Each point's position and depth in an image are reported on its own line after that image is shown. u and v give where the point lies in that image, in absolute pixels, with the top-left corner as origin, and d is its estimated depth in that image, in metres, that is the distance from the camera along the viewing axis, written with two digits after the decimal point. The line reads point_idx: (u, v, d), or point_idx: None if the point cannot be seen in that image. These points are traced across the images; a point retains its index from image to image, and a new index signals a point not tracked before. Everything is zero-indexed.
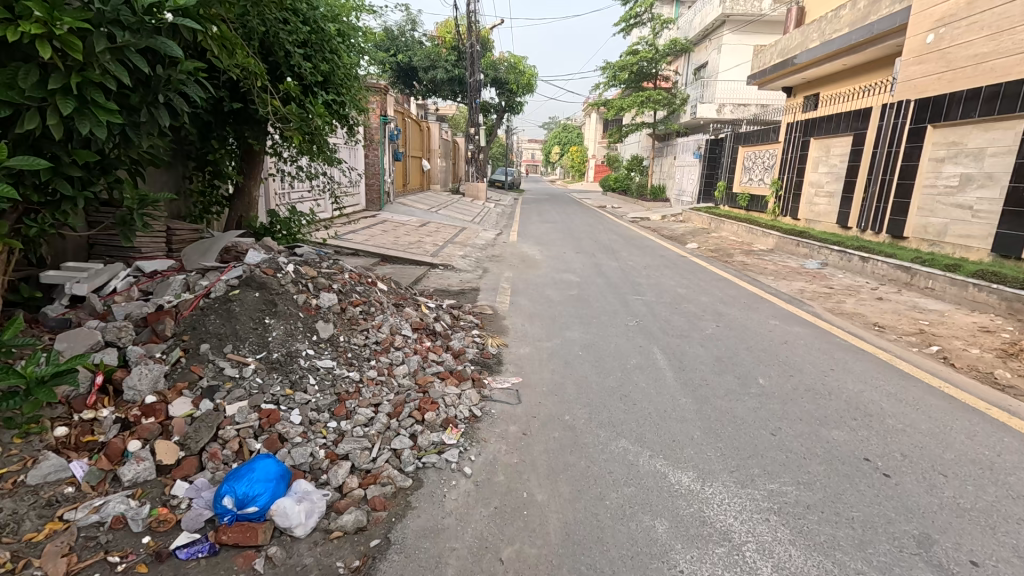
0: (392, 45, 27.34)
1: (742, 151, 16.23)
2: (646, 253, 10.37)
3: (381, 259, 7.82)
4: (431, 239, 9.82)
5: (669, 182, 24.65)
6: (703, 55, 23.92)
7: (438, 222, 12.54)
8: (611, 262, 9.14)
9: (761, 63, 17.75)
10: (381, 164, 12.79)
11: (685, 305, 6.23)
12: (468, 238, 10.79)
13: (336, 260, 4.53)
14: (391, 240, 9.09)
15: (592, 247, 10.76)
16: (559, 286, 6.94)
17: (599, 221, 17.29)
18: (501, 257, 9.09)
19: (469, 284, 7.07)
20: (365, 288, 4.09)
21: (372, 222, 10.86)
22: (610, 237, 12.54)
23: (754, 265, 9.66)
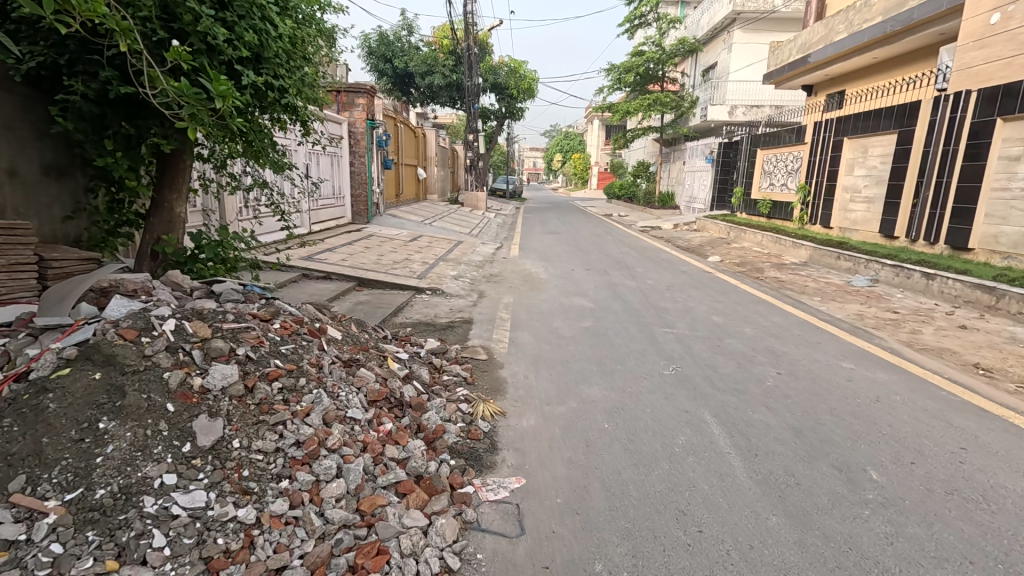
0: (388, 50, 26.51)
1: (761, 154, 15.02)
2: (666, 269, 9.15)
3: (357, 283, 6.66)
4: (421, 257, 8.64)
5: (678, 188, 23.50)
6: (711, 55, 22.82)
7: (431, 236, 11.38)
8: (627, 280, 7.93)
9: (777, 60, 16.60)
10: (368, 173, 11.68)
11: (727, 341, 5.00)
12: (464, 254, 9.60)
13: (268, 304, 3.32)
14: (373, 259, 7.92)
15: (603, 262, 9.55)
16: (569, 316, 5.72)
17: (607, 231, 16.14)
18: (500, 277, 7.90)
19: (460, 313, 5.88)
20: (299, 347, 2.86)
21: (356, 236, 9.71)
22: (622, 250, 11.34)
23: (791, 282, 8.42)
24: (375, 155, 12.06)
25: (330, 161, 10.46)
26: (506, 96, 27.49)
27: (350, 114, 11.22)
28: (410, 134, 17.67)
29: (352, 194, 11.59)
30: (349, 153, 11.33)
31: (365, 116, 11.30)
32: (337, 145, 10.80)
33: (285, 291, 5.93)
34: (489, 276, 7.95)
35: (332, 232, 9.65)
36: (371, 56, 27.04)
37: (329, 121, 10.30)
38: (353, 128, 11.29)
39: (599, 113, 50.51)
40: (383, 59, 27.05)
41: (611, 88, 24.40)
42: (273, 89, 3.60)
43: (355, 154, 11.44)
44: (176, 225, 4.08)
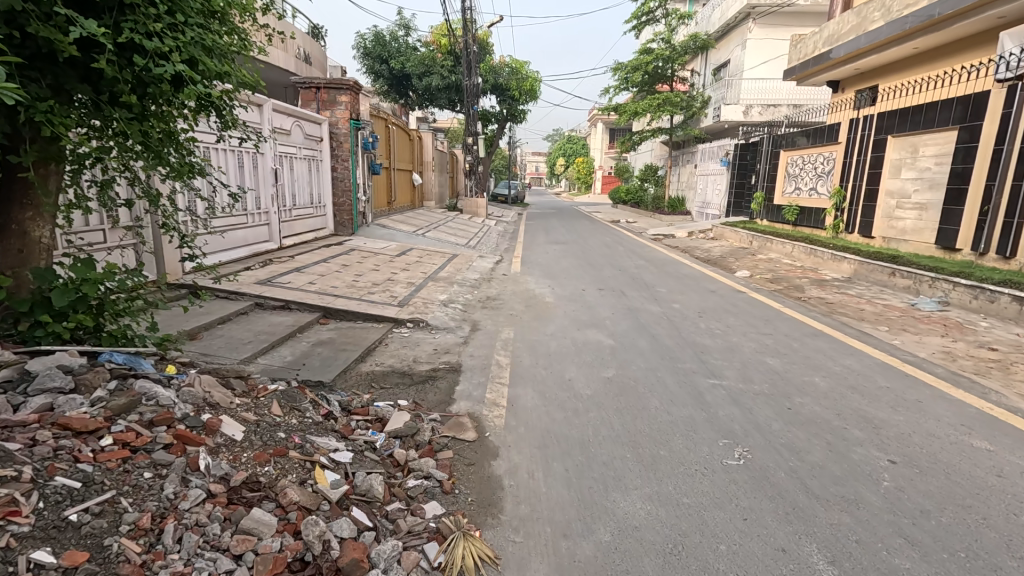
0: (385, 51, 25.53)
1: (785, 156, 13.81)
2: (691, 287, 7.90)
3: (322, 314, 5.44)
4: (407, 276, 7.41)
5: (690, 193, 22.26)
6: (724, 52, 21.62)
7: (423, 249, 10.19)
8: (649, 304, 6.70)
9: (799, 55, 15.39)
10: (353, 179, 10.49)
11: (799, 400, 3.74)
12: (458, 271, 8.39)
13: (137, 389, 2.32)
14: (348, 281, 6.69)
15: (618, 280, 8.32)
16: (584, 359, 4.49)
17: (616, 240, 14.90)
18: (499, 301, 6.68)
19: (447, 356, 4.64)
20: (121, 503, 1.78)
21: (335, 252, 8.51)
22: (637, 264, 10.11)
23: (841, 304, 7.17)
24: (362, 159, 10.89)
25: (307, 167, 9.27)
26: (507, 97, 26.33)
27: (331, 113, 10.04)
28: (404, 137, 16.48)
29: (335, 203, 10.39)
30: (330, 158, 10.15)
31: (349, 115, 10.11)
32: (315, 148, 9.61)
33: (228, 328, 4.71)
34: (485, 301, 6.71)
35: (309, 248, 8.45)
36: (366, 57, 25.96)
37: (305, 122, 9.13)
38: (335, 129, 10.11)
39: (604, 115, 49.38)
40: (378, 60, 25.97)
41: (617, 88, 23.24)
42: (157, 54, 2.44)
43: (337, 158, 10.25)
44: (30, 256, 2.76)
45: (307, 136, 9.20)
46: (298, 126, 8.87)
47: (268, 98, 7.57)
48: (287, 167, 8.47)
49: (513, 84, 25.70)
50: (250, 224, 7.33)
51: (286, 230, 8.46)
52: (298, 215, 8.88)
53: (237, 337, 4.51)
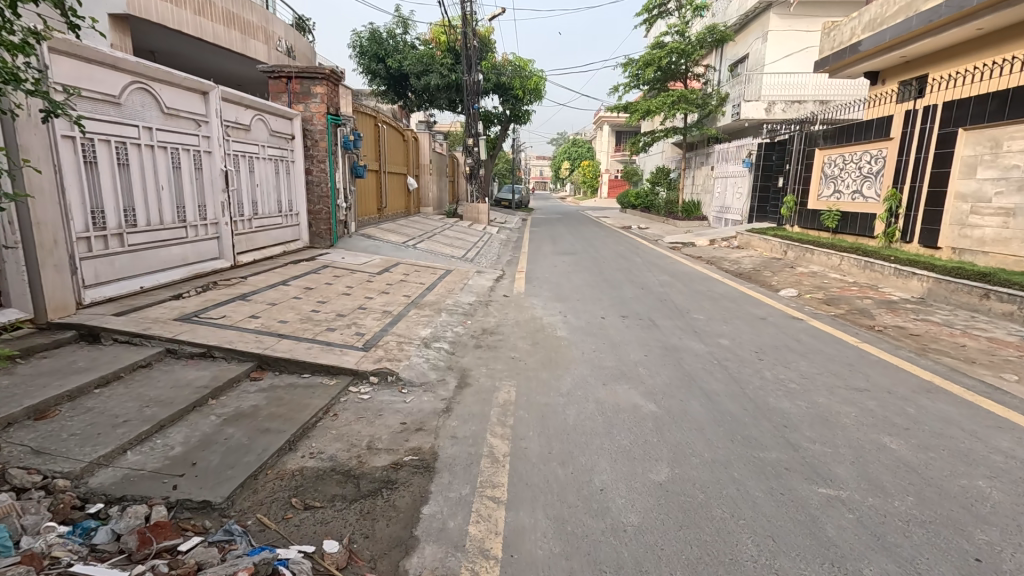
0: (381, 49, 24.38)
1: (821, 155, 12.38)
2: (734, 314, 6.43)
3: (255, 365, 4.02)
4: (384, 303, 6.00)
5: (706, 196, 20.82)
6: (743, 45, 20.23)
7: (412, 263, 8.80)
8: (689, 340, 5.23)
9: (832, 44, 13.94)
10: (334, 183, 9.12)
11: (982, 537, 2.29)
12: (450, 293, 6.97)
13: None
14: (307, 311, 5.29)
15: (643, 303, 6.88)
16: (618, 445, 3.04)
17: (630, 249, 13.48)
18: (498, 336, 5.26)
19: (419, 436, 3.21)
20: None
21: (303, 269, 7.13)
22: (659, 280, 8.67)
23: (929, 336, 5.69)
24: (345, 161, 9.52)
25: (274, 168, 7.91)
26: (510, 97, 25.00)
27: (304, 107, 8.69)
28: (398, 137, 15.12)
29: (310, 210, 9.02)
30: (303, 158, 8.79)
31: (326, 110, 8.75)
32: (284, 147, 8.24)
33: (109, 394, 3.31)
34: (480, 336, 5.28)
35: (271, 265, 7.07)
36: (362, 56, 24.77)
37: (270, 116, 7.78)
38: (309, 126, 8.75)
39: (611, 116, 48.01)
40: (374, 59, 24.78)
41: (627, 86, 21.87)
42: None
43: (311, 158, 8.88)
44: None
45: (273, 132, 7.86)
46: (260, 120, 7.51)
47: (216, 85, 6.24)
48: (246, 169, 7.12)
49: (517, 83, 24.37)
50: (191, 238, 5.96)
51: (244, 245, 7.09)
52: (261, 226, 7.52)
53: (113, 410, 3.10)
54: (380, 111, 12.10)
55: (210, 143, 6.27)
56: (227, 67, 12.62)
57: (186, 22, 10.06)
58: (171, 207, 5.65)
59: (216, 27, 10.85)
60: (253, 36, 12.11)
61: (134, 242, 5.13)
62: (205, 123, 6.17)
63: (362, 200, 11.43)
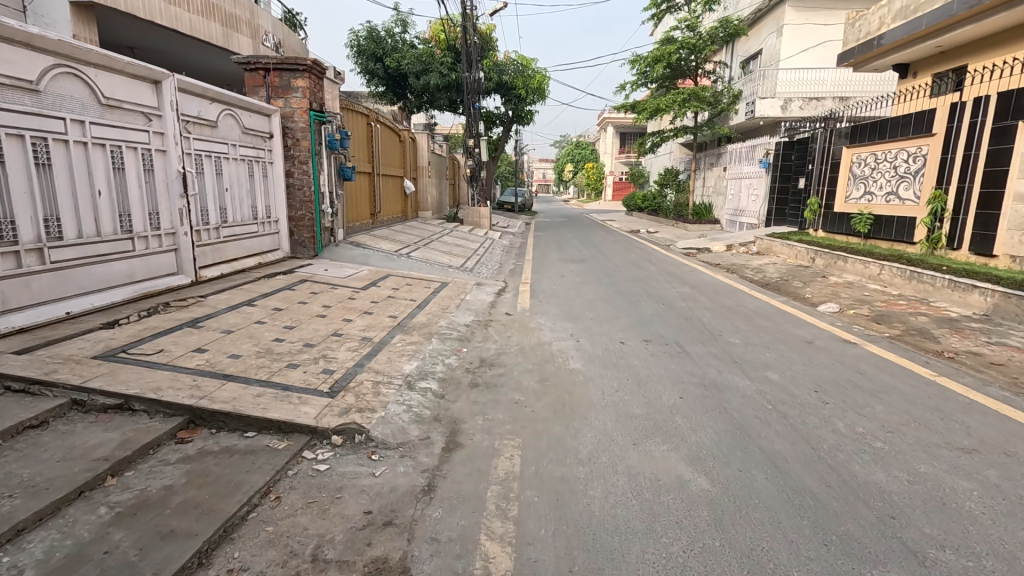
0: (379, 48, 23.66)
1: (849, 153, 11.47)
2: (775, 337, 5.51)
3: (187, 419, 3.12)
4: (365, 327, 5.10)
5: (718, 199, 19.94)
6: (756, 40, 19.36)
7: (404, 275, 7.94)
8: (730, 375, 4.31)
9: (856, 36, 13.04)
10: (319, 187, 8.26)
11: None
12: (444, 312, 6.06)
13: None
14: (269, 340, 4.40)
15: (667, 324, 5.96)
16: (668, 559, 2.13)
17: (642, 256, 12.59)
18: (499, 370, 4.36)
19: (386, 537, 2.31)
20: None
21: (277, 285, 6.24)
22: (679, 293, 7.76)
23: (1014, 365, 4.76)
24: (331, 163, 8.66)
25: (247, 171, 7.05)
26: (513, 97, 24.17)
27: (284, 103, 7.84)
28: (393, 138, 14.28)
29: (291, 217, 8.16)
30: (283, 159, 7.93)
31: (307, 105, 7.90)
32: (260, 147, 7.38)
33: None
34: (477, 370, 4.37)
35: (240, 281, 6.19)
36: (359, 55, 24.02)
37: (242, 112, 6.93)
38: (289, 123, 7.90)
39: (616, 117, 47.26)
40: (372, 59, 24.02)
41: (634, 84, 21.01)
42: None
43: (292, 160, 8.01)
44: None
45: (247, 130, 7.00)
46: (230, 116, 6.66)
47: (172, 73, 5.39)
48: (212, 171, 6.27)
49: (519, 82, 23.52)
50: (138, 251, 5.09)
51: (208, 257, 6.22)
52: (230, 236, 6.66)
53: None
54: (371, 109, 11.23)
55: (165, 141, 5.42)
56: (209, 63, 11.79)
57: (159, 12, 9.22)
58: (111, 215, 4.79)
59: (193, 19, 10.01)
60: (236, 29, 11.28)
61: (59, 258, 4.26)
62: (158, 118, 5.32)
63: (353, 204, 10.56)
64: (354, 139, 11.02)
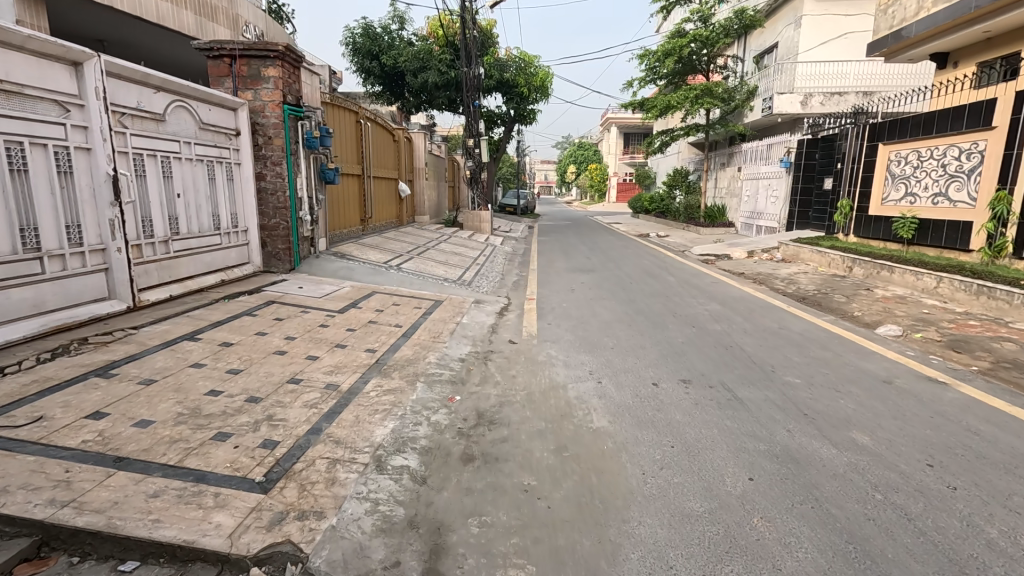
0: (375, 45, 22.80)
1: (886, 151, 10.44)
2: (842, 375, 4.46)
3: (35, 542, 2.07)
4: (332, 369, 4.06)
5: (732, 200, 18.89)
6: (773, 33, 18.35)
7: (393, 292, 6.92)
8: (805, 438, 3.26)
9: (890, 22, 11.97)
10: (295, 191, 7.23)
11: None
12: (434, 343, 5.01)
13: None
14: (200, 393, 3.35)
15: (705, 356, 4.91)
16: None
17: (657, 264, 11.56)
18: (502, 434, 3.32)
19: None
20: None
21: (235, 310, 5.21)
22: (710, 312, 6.71)
23: None
24: (310, 164, 7.65)
25: (207, 173, 6.05)
26: (515, 95, 23.18)
27: (253, 95, 6.84)
28: (387, 138, 13.29)
29: (263, 227, 7.15)
30: (252, 159, 6.91)
31: (279, 98, 6.88)
32: (223, 146, 6.38)
33: None
34: (472, 433, 3.33)
35: (190, 305, 5.17)
36: (355, 53, 23.12)
37: (200, 103, 5.92)
38: (259, 118, 6.88)
39: (620, 117, 46.28)
40: (368, 57, 23.16)
41: (642, 81, 20.01)
42: None
43: (262, 160, 6.99)
44: None
45: (205, 125, 6.00)
46: (182, 109, 5.66)
47: (97, 52, 4.41)
48: (159, 174, 5.27)
49: (521, 79, 22.53)
50: (48, 275, 4.08)
51: (153, 277, 5.21)
52: (182, 250, 5.65)
53: None
54: (357, 106, 10.22)
55: (89, 137, 4.41)
56: (183, 54, 10.75)
57: None
58: (7, 230, 3.80)
59: (161, 4, 8.89)
60: (212, 18, 10.28)
61: None
62: (79, 107, 4.32)
63: (338, 210, 9.53)
64: (341, 138, 10.02)
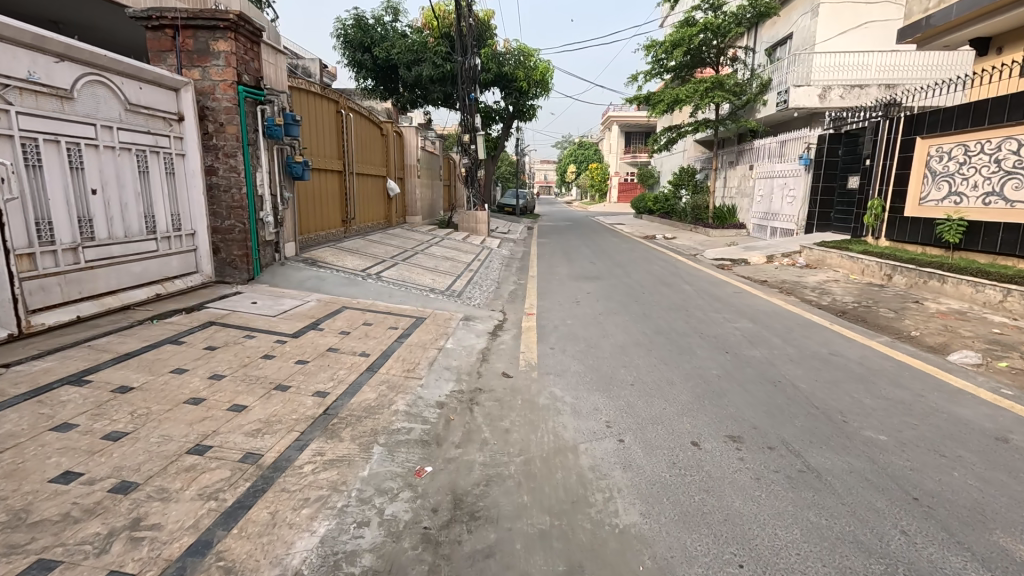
0: (367, 38, 21.76)
1: (925, 145, 9.40)
2: (936, 428, 3.40)
3: None
4: (260, 426, 2.99)
5: (744, 200, 17.87)
6: (787, 23, 17.34)
7: (367, 307, 5.85)
8: (934, 550, 2.21)
9: (925, 5, 10.91)
10: (253, 187, 6.18)
11: None
12: (407, 381, 3.94)
13: None
14: (43, 479, 2.28)
15: (751, 399, 3.85)
16: None
17: (669, 270, 10.51)
18: (488, 540, 2.25)
19: None
20: None
21: (157, 336, 4.14)
22: (742, 333, 5.65)
23: None
24: (273, 156, 6.58)
25: (136, 164, 4.98)
26: (514, 90, 22.13)
27: (201, 74, 5.77)
28: (373, 132, 12.23)
29: (215, 229, 6.08)
30: (200, 149, 5.84)
31: (231, 76, 5.80)
32: (160, 132, 5.31)
33: None
34: (443, 540, 2.26)
35: (98, 330, 4.10)
36: (346, 45, 22.03)
37: (125, 79, 4.85)
38: (209, 101, 5.82)
39: (622, 116, 45.25)
40: (360, 49, 22.11)
41: (647, 74, 18.98)
42: None
43: (213, 150, 5.93)
44: None
45: (133, 106, 4.93)
46: (100, 84, 4.60)
47: None
48: (62, 164, 4.20)
49: (520, 73, 21.47)
50: None
51: (53, 293, 4.15)
52: (97, 259, 4.57)
53: None
54: (333, 93, 9.12)
55: None
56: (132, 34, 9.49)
57: None
58: None
59: None
60: None
61: None
62: None
63: (311, 208, 8.46)
64: (317, 128, 8.96)
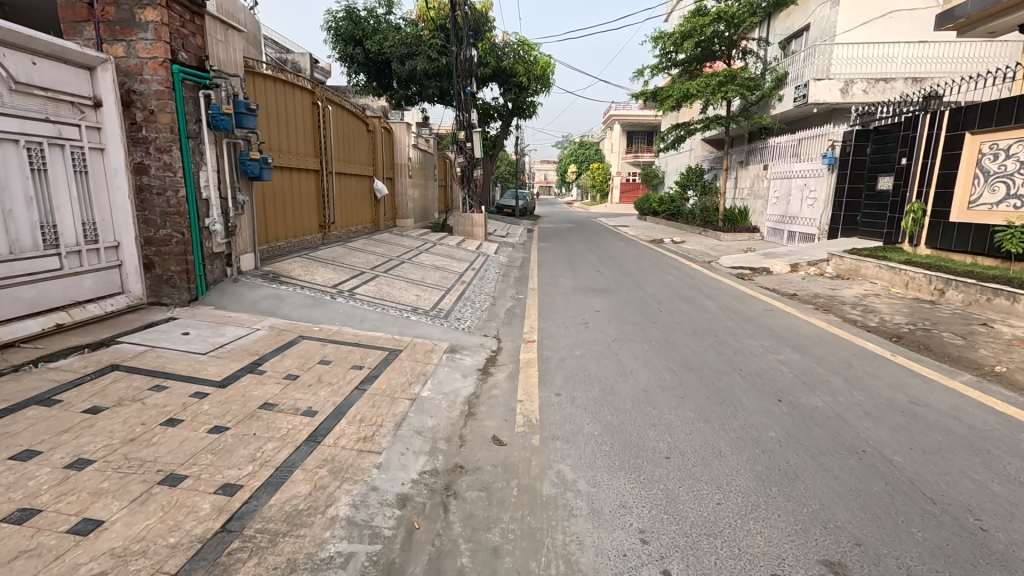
0: (358, 30, 20.69)
1: (976, 141, 8.34)
2: None
3: None
4: (108, 565, 1.92)
5: (757, 202, 16.81)
6: (804, 13, 16.27)
7: (330, 337, 4.78)
8: None
9: None
10: (195, 190, 5.13)
11: None
12: (360, 459, 2.86)
13: None
14: None
15: (835, 484, 2.79)
16: None
17: (685, 281, 9.45)
18: None
19: None
20: None
21: (26, 391, 3.07)
22: (792, 371, 4.58)
23: None
24: (222, 152, 5.50)
25: (28, 160, 3.91)
26: (513, 85, 21.02)
27: (125, 50, 4.70)
28: (358, 127, 11.16)
29: (148, 240, 5.02)
30: (125, 142, 4.78)
31: (161, 52, 4.72)
32: (66, 119, 4.24)
33: None
34: None
35: None
36: (337, 39, 20.96)
37: (11, 51, 3.79)
38: (136, 84, 4.75)
39: (624, 114, 44.15)
40: (351, 42, 21.04)
41: (654, 68, 17.93)
42: None
43: (142, 144, 4.87)
44: None
45: (23, 86, 3.87)
46: None
47: None
48: None
49: (520, 67, 20.41)
50: None
51: None
52: None
53: None
54: (305, 81, 8.03)
55: None
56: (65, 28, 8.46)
57: None
58: None
59: None
60: None
61: None
62: None
63: (275, 211, 7.39)
64: (286, 121, 7.90)
